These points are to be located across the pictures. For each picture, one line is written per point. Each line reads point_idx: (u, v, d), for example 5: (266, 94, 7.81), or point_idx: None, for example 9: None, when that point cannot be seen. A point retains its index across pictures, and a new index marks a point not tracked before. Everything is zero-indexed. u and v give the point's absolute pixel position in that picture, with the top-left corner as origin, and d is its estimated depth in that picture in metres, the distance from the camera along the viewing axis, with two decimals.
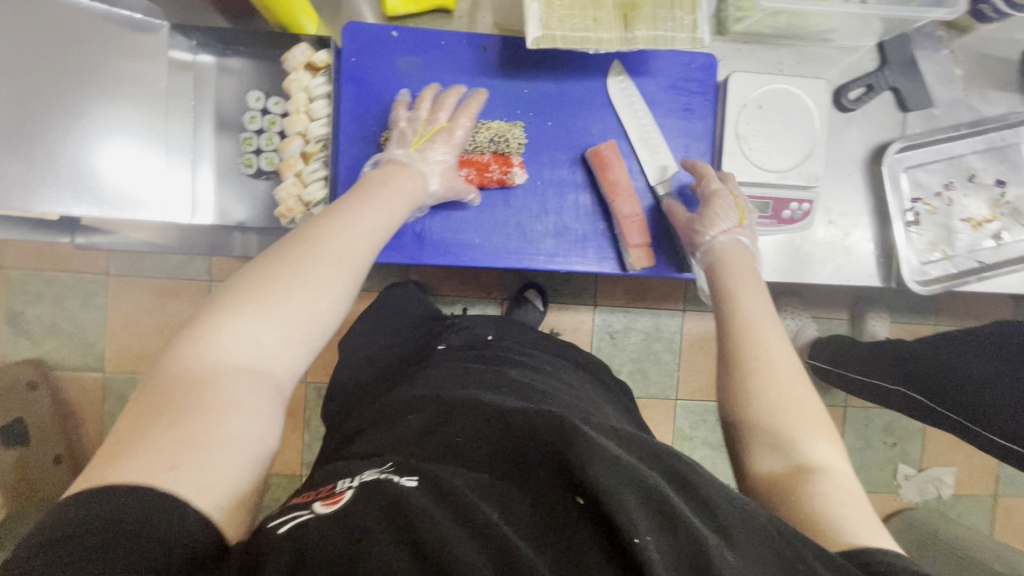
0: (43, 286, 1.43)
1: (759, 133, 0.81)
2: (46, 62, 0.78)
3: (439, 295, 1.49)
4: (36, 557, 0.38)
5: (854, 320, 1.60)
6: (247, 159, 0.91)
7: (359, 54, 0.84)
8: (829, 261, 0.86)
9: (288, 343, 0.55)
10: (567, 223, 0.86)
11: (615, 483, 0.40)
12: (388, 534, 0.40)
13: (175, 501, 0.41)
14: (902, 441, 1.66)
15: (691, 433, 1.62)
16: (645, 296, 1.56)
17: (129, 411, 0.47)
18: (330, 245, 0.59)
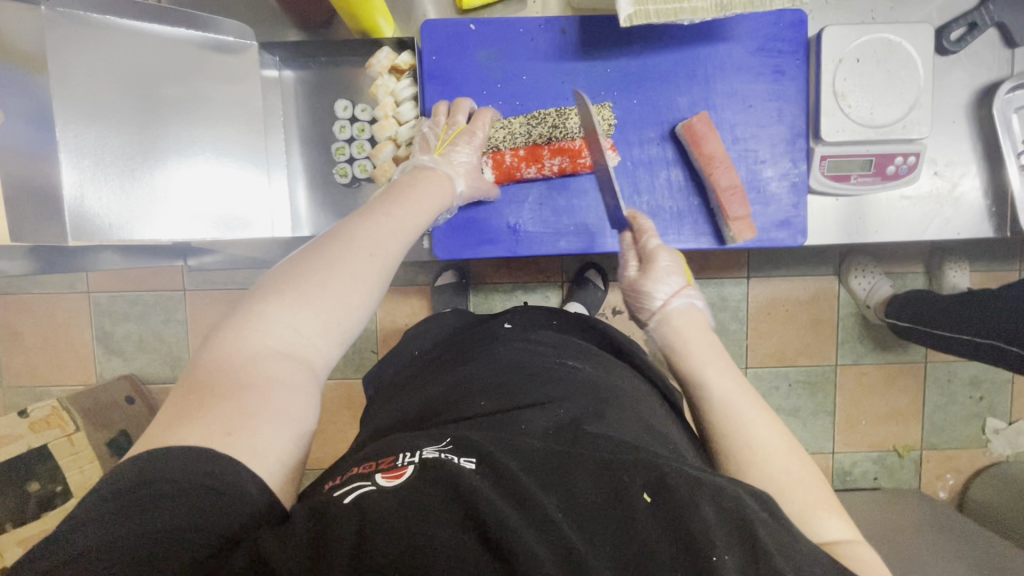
0: (128, 306, 1.51)
1: (858, 88, 0.79)
2: (137, 86, 0.79)
3: (499, 282, 1.48)
4: (115, 503, 0.41)
5: (932, 272, 1.51)
6: (342, 169, 0.96)
7: (439, 53, 0.87)
8: (935, 215, 0.86)
9: (327, 333, 0.55)
10: (662, 201, 0.87)
11: (687, 493, 0.46)
12: (451, 518, 0.42)
13: (231, 461, 0.44)
14: (989, 394, 1.58)
15: (764, 401, 1.58)
16: (707, 265, 1.52)
17: (183, 388, 0.49)
18: (355, 253, 0.58)
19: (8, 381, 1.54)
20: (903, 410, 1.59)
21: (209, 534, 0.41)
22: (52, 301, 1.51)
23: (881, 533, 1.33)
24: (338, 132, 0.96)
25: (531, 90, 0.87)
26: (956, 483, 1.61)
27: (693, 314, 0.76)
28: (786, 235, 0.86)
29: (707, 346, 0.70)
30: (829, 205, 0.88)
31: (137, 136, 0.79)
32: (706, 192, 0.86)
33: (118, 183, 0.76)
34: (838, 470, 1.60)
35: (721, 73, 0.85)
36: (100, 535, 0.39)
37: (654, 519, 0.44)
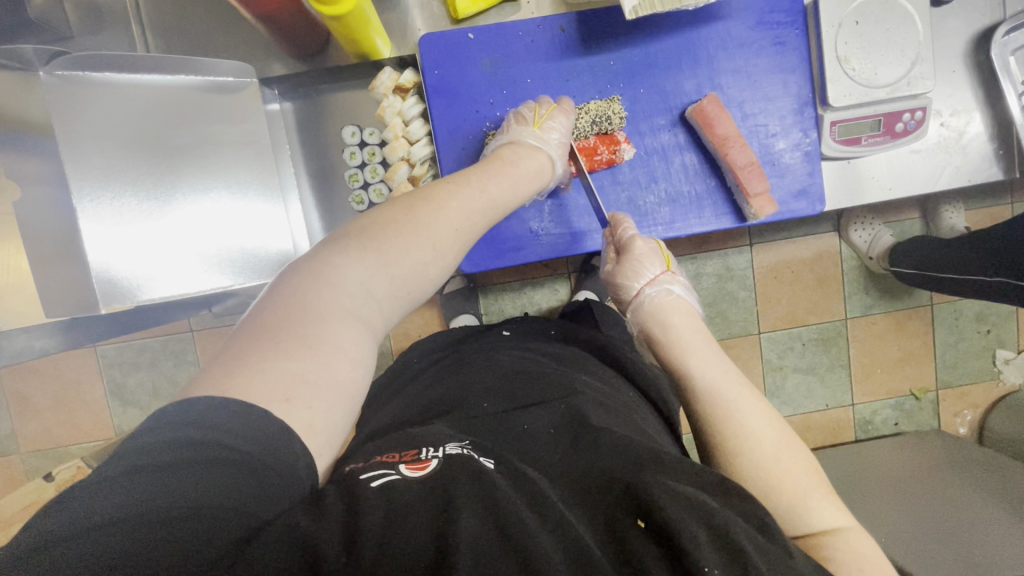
0: (137, 354, 1.49)
1: (860, 50, 0.80)
2: (144, 131, 0.82)
3: (506, 282, 1.47)
4: (158, 461, 0.39)
5: (928, 216, 1.53)
6: (357, 195, 0.96)
7: (440, 65, 0.86)
8: (946, 166, 0.88)
9: (393, 300, 0.59)
10: (680, 187, 0.88)
11: (677, 510, 0.44)
12: (473, 505, 0.43)
13: (283, 430, 0.43)
14: (996, 327, 1.61)
15: (781, 362, 1.59)
16: (710, 238, 1.53)
17: (246, 330, 0.50)
18: (443, 222, 0.64)
19: (25, 445, 1.52)
20: (915, 354, 1.61)
21: (241, 513, 0.38)
22: (58, 360, 1.48)
23: (911, 475, 1.36)
24: (348, 159, 0.96)
25: (538, 91, 0.87)
26: (973, 418, 1.64)
27: (673, 301, 0.79)
28: (805, 205, 0.87)
29: (692, 329, 0.74)
30: (842, 168, 0.89)
31: (152, 187, 0.82)
32: (721, 172, 0.87)
33: (139, 237, 0.81)
34: (860, 421, 1.63)
35: (724, 52, 0.85)
36: (139, 493, 0.37)
37: (648, 542, 0.43)
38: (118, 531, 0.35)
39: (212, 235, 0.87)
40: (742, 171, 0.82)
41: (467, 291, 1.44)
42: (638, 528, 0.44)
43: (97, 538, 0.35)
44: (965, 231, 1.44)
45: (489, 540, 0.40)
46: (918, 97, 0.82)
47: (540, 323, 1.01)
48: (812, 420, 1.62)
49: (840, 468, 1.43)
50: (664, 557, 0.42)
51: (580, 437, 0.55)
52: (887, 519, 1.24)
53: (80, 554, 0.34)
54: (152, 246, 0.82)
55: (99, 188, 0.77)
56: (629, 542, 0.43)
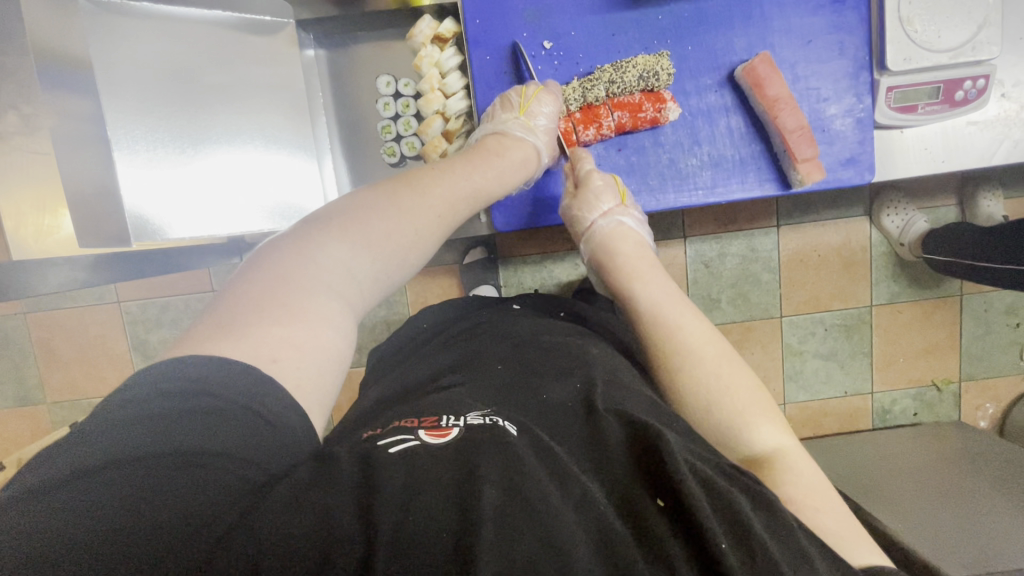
0: (159, 312, 1.50)
1: (924, 11, 0.77)
2: (174, 66, 0.80)
3: (527, 254, 1.46)
4: (160, 411, 0.39)
5: (964, 203, 1.48)
6: (389, 148, 0.95)
7: (482, 14, 0.84)
8: (1004, 140, 0.84)
9: (375, 281, 0.59)
10: (723, 150, 0.85)
11: (701, 495, 0.44)
12: (496, 475, 0.41)
13: (265, 383, 0.44)
14: None
15: (801, 347, 1.57)
16: (736, 217, 1.50)
17: (225, 300, 0.50)
18: (426, 206, 0.64)
19: (51, 397, 1.55)
20: (940, 345, 1.58)
21: (246, 462, 0.39)
22: (83, 315, 1.51)
23: (930, 465, 1.34)
24: (382, 111, 0.95)
25: (580, 46, 0.84)
26: (995, 411, 1.62)
27: (624, 231, 0.81)
28: (853, 174, 0.84)
29: (641, 261, 0.78)
30: (893, 139, 0.85)
31: (186, 127, 0.80)
32: (768, 137, 0.84)
33: (172, 172, 0.78)
34: (878, 409, 1.61)
35: (779, 11, 0.81)
36: (136, 443, 0.37)
37: (668, 522, 0.43)
38: (120, 475, 0.35)
39: (242, 180, 0.86)
40: (790, 133, 0.79)
41: (487, 262, 1.42)
42: (659, 510, 0.44)
43: (100, 481, 0.34)
44: (1003, 219, 1.40)
45: (514, 508, 0.38)
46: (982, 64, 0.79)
47: (545, 297, 1.00)
48: (830, 407, 1.60)
49: (856, 454, 1.42)
50: (684, 548, 0.41)
51: (596, 413, 0.53)
52: (903, 508, 1.23)
53: (84, 499, 0.33)
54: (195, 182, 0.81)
55: (133, 120, 0.74)
56: (650, 521, 0.43)
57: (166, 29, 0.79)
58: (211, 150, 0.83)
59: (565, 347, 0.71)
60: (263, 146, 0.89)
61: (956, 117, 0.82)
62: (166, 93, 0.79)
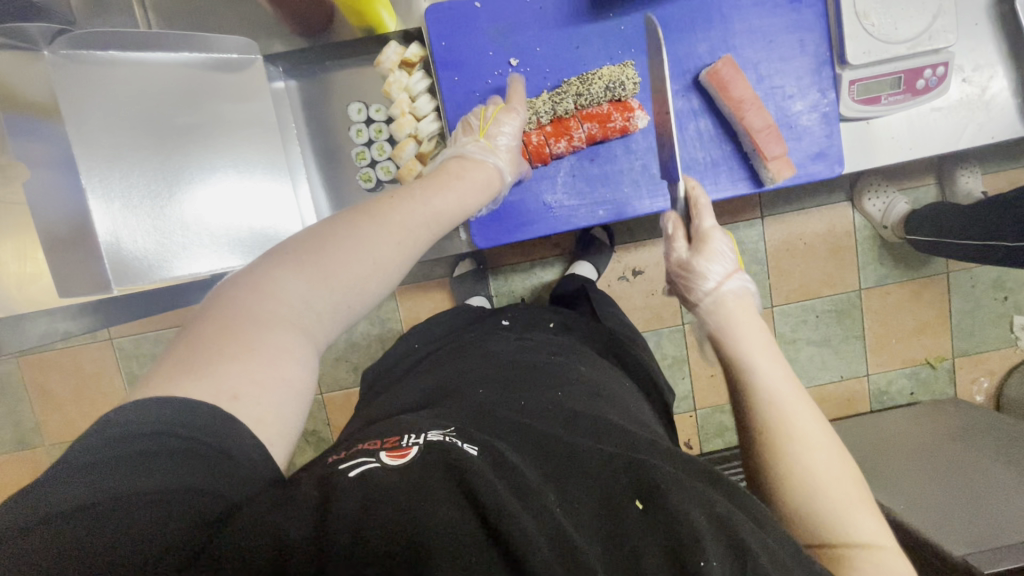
0: (152, 346, 1.50)
1: (879, 5, 0.79)
2: (150, 112, 0.82)
3: (515, 262, 1.46)
4: (123, 449, 0.40)
5: (943, 181, 1.49)
6: (365, 174, 0.95)
7: (446, 36, 0.86)
8: (969, 124, 0.85)
9: (337, 311, 0.56)
10: (695, 153, 0.86)
11: (672, 492, 0.44)
12: (453, 491, 0.41)
13: (232, 422, 0.44)
14: (1013, 293, 1.58)
15: (793, 335, 1.58)
16: (720, 211, 1.51)
17: (183, 340, 0.49)
18: (385, 234, 0.59)
19: (49, 439, 1.54)
20: (931, 324, 1.59)
21: (210, 497, 0.39)
22: (75, 353, 1.50)
23: (930, 445, 1.34)
24: (355, 137, 0.96)
25: (546, 60, 0.86)
26: (990, 385, 1.63)
27: (745, 299, 0.74)
28: (823, 167, 0.85)
29: (755, 326, 0.70)
30: (861, 129, 0.87)
31: (164, 169, 0.83)
32: (737, 137, 0.85)
33: (148, 218, 0.81)
34: (874, 391, 1.62)
35: (738, 12, 0.83)
36: (104, 483, 0.38)
37: (640, 522, 0.43)
38: (81, 518, 0.36)
39: (216, 216, 0.86)
40: (757, 134, 0.80)
41: (476, 274, 1.43)
42: (637, 509, 0.44)
43: (61, 527, 0.35)
44: (981, 196, 1.41)
45: (465, 524, 0.39)
46: (940, 52, 0.80)
47: (536, 309, 1.04)
48: (826, 392, 1.61)
49: (856, 438, 1.42)
50: (659, 547, 0.41)
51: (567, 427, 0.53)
52: (905, 487, 1.23)
53: (54, 539, 0.35)
54: (165, 223, 0.82)
55: (110, 171, 0.79)
56: (621, 524, 0.43)
57: (140, 76, 0.81)
58: (186, 190, 0.84)
59: (539, 372, 0.71)
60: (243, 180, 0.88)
61: (921, 104, 0.83)
62: (143, 138, 0.81)
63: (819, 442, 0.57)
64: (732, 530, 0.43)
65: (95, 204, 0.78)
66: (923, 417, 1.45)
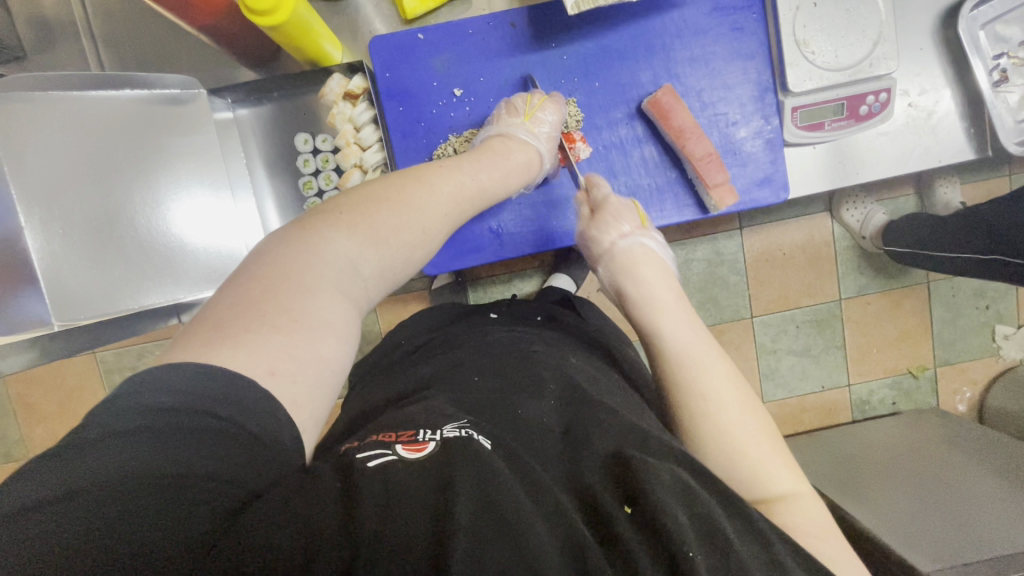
0: (135, 360, 1.51)
1: (819, 32, 0.81)
2: (91, 148, 0.80)
3: (494, 275, 1.47)
4: (159, 426, 0.39)
5: (922, 192, 1.49)
6: (312, 203, 0.97)
7: (391, 68, 0.89)
8: (915, 148, 0.88)
9: (379, 277, 0.59)
10: (639, 180, 0.90)
11: (669, 499, 0.43)
12: (471, 487, 0.40)
13: (267, 397, 0.43)
14: (995, 303, 1.58)
15: (774, 345, 1.58)
16: (699, 223, 1.51)
17: (215, 307, 0.48)
18: (432, 205, 0.65)
19: (33, 452, 1.56)
20: (912, 333, 1.59)
21: (233, 484, 0.38)
22: (59, 367, 1.52)
23: (908, 455, 1.32)
24: (302, 167, 0.98)
25: (489, 90, 0.90)
26: (973, 395, 1.62)
27: (646, 253, 0.77)
28: (768, 192, 0.88)
29: (668, 290, 0.72)
30: (807, 154, 0.90)
31: (109, 205, 0.80)
32: (682, 164, 0.89)
33: (87, 251, 0.78)
34: (856, 401, 1.61)
35: (680, 42, 0.86)
36: (130, 459, 0.37)
37: (635, 529, 0.42)
38: (105, 496, 0.35)
39: (165, 249, 0.84)
40: (698, 160, 0.83)
41: (454, 287, 1.44)
42: (625, 513, 0.43)
43: (81, 500, 0.35)
44: (960, 206, 1.41)
45: (484, 522, 0.38)
46: (882, 79, 0.83)
47: (522, 304, 0.99)
48: (808, 402, 1.61)
49: (838, 449, 1.41)
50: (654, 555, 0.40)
51: (573, 428, 0.52)
52: (884, 496, 1.22)
53: (73, 516, 0.34)
54: (109, 262, 0.79)
55: (51, 209, 0.76)
56: (616, 525, 0.42)
57: (76, 109, 0.79)
58: (132, 225, 0.82)
59: (543, 358, 0.68)
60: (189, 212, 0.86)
61: (865, 129, 0.86)
62: (82, 170, 0.79)
63: (732, 403, 0.60)
64: (719, 541, 0.42)
65: (33, 242, 0.74)
66: (904, 427, 1.44)
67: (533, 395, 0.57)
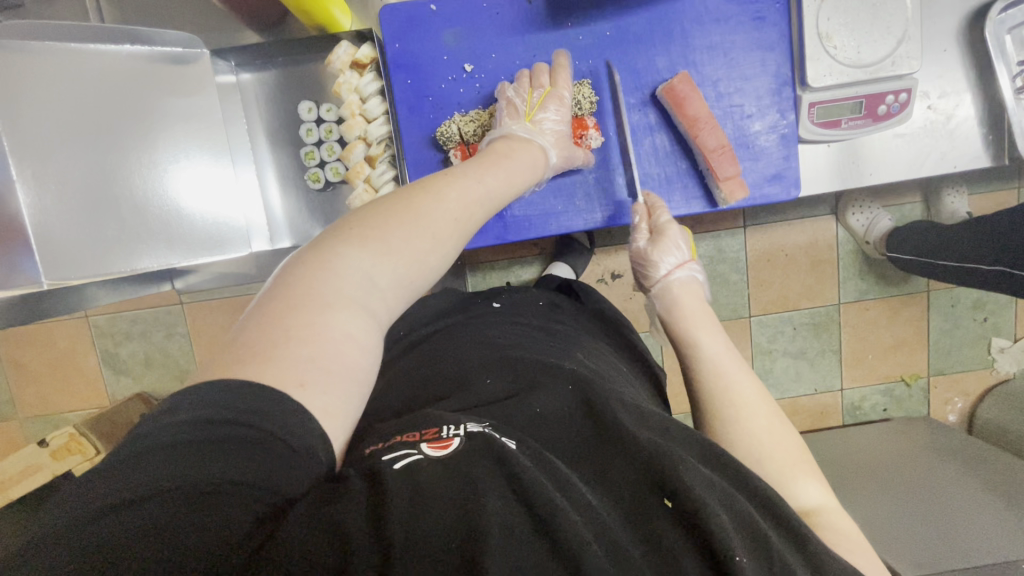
0: (128, 325, 1.50)
1: (843, 26, 0.79)
2: (88, 103, 0.75)
3: (494, 260, 1.45)
4: (182, 439, 0.38)
5: (930, 200, 1.48)
6: (314, 174, 0.96)
7: (401, 39, 0.87)
8: (931, 152, 0.87)
9: (396, 289, 0.56)
10: (650, 168, 0.88)
11: (705, 495, 0.42)
12: (498, 485, 0.40)
13: (298, 410, 0.42)
14: (993, 315, 1.57)
15: (770, 346, 1.58)
16: (703, 219, 1.50)
17: (252, 325, 0.48)
18: (443, 212, 0.61)
19: (22, 411, 1.55)
20: (908, 341, 1.59)
21: (266, 489, 0.38)
22: (51, 328, 1.50)
23: (898, 460, 1.33)
24: (305, 137, 0.95)
25: (500, 67, 0.88)
26: (964, 406, 1.62)
27: (693, 288, 0.76)
28: (779, 189, 0.87)
29: (706, 315, 0.70)
30: (821, 153, 0.88)
31: (106, 166, 0.76)
32: (692, 155, 0.87)
33: (80, 212, 0.72)
34: (848, 406, 1.61)
35: (700, 28, 0.84)
36: (167, 470, 0.37)
37: (673, 525, 0.41)
38: (151, 507, 0.35)
39: (162, 213, 0.82)
40: (710, 152, 0.82)
41: (453, 270, 1.42)
42: (664, 509, 0.42)
43: (127, 514, 0.35)
44: (967, 216, 1.39)
45: (517, 524, 0.37)
46: (904, 78, 0.81)
47: (528, 293, 0.96)
48: (800, 404, 1.61)
49: (829, 452, 1.42)
50: (694, 546, 0.40)
51: (600, 417, 0.51)
52: (873, 504, 1.22)
53: (120, 528, 0.34)
54: (102, 224, 0.75)
55: (46, 164, 0.70)
56: (657, 527, 0.41)
57: (74, 63, 0.74)
58: (127, 188, 0.78)
59: (557, 353, 0.67)
60: (182, 176, 0.85)
61: (883, 130, 0.85)
62: (78, 126, 0.74)
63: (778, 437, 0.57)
64: (757, 532, 0.42)
65: (25, 196, 0.67)
66: (894, 432, 1.45)
67: (550, 389, 0.55)
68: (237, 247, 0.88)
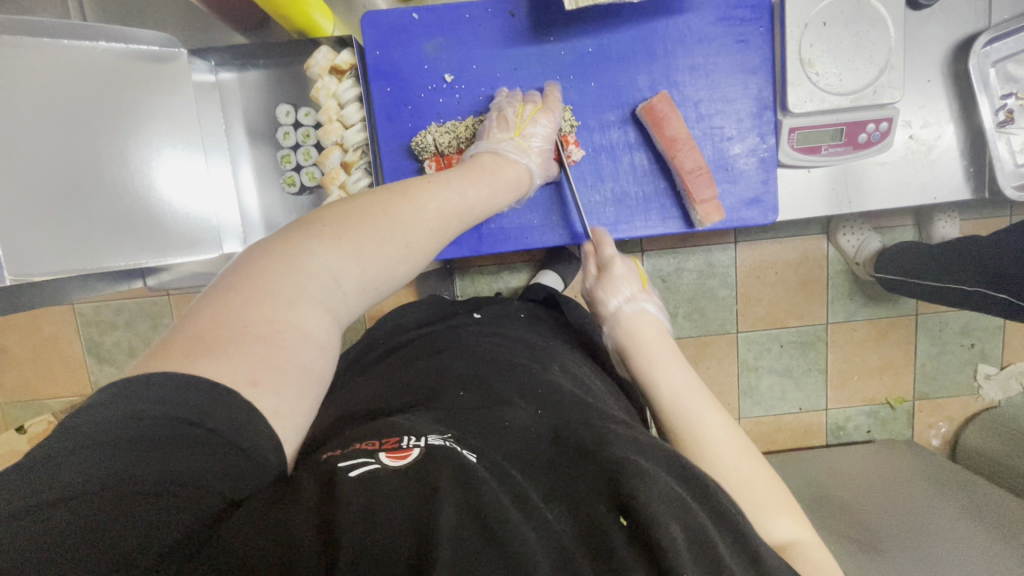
0: (114, 315, 1.49)
1: (824, 53, 0.79)
2: (60, 97, 0.74)
3: (483, 265, 1.45)
4: (134, 435, 0.37)
5: (921, 224, 1.47)
6: (290, 178, 0.98)
7: (382, 46, 0.87)
8: (913, 182, 0.87)
9: (360, 292, 0.56)
10: (627, 187, 0.88)
11: (661, 511, 0.41)
12: (456, 493, 0.38)
13: (248, 413, 0.41)
14: (981, 341, 1.57)
15: (756, 363, 1.57)
16: (695, 233, 1.49)
17: (198, 319, 0.46)
18: (420, 220, 0.62)
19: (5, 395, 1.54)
20: (895, 364, 1.59)
21: (216, 489, 0.38)
22: (38, 314, 1.50)
23: (876, 482, 1.33)
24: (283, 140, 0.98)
25: (481, 78, 0.87)
26: (948, 430, 1.62)
27: (648, 320, 0.76)
28: (757, 213, 0.87)
29: (664, 348, 0.71)
30: (801, 178, 0.89)
31: (77, 162, 0.75)
32: (669, 175, 0.87)
33: (48, 208, 0.72)
34: (832, 426, 1.61)
35: (682, 48, 0.84)
36: (114, 465, 0.36)
37: (625, 539, 0.40)
38: (88, 505, 0.34)
39: (134, 210, 0.82)
40: (688, 172, 0.81)
41: (441, 273, 1.42)
42: (618, 522, 0.41)
43: (65, 512, 0.33)
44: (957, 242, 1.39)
45: (473, 530, 0.36)
46: (887, 107, 0.81)
47: (507, 305, 0.96)
48: (785, 422, 1.61)
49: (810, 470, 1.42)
50: (644, 562, 0.39)
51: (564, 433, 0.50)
52: (847, 524, 1.22)
53: (54, 526, 0.33)
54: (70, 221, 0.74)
55: (16, 158, 0.69)
56: (609, 537, 0.40)
57: (48, 57, 0.74)
58: (99, 185, 0.78)
59: (530, 367, 0.65)
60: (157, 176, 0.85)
61: (864, 157, 0.85)
62: (50, 120, 0.73)
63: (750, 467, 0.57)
64: (709, 546, 0.41)
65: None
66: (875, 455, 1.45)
67: (517, 407, 0.54)
68: (209, 248, 0.90)
